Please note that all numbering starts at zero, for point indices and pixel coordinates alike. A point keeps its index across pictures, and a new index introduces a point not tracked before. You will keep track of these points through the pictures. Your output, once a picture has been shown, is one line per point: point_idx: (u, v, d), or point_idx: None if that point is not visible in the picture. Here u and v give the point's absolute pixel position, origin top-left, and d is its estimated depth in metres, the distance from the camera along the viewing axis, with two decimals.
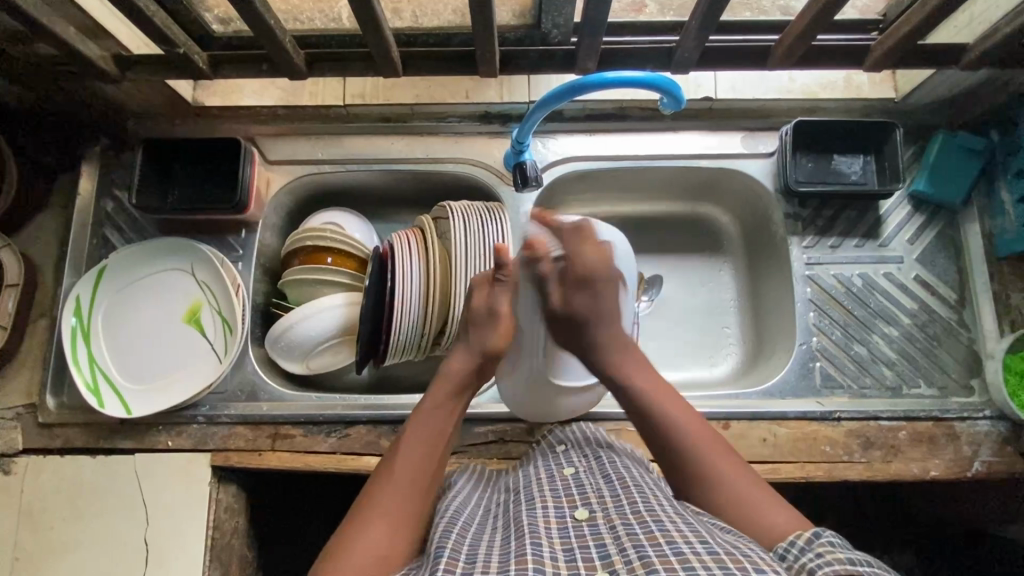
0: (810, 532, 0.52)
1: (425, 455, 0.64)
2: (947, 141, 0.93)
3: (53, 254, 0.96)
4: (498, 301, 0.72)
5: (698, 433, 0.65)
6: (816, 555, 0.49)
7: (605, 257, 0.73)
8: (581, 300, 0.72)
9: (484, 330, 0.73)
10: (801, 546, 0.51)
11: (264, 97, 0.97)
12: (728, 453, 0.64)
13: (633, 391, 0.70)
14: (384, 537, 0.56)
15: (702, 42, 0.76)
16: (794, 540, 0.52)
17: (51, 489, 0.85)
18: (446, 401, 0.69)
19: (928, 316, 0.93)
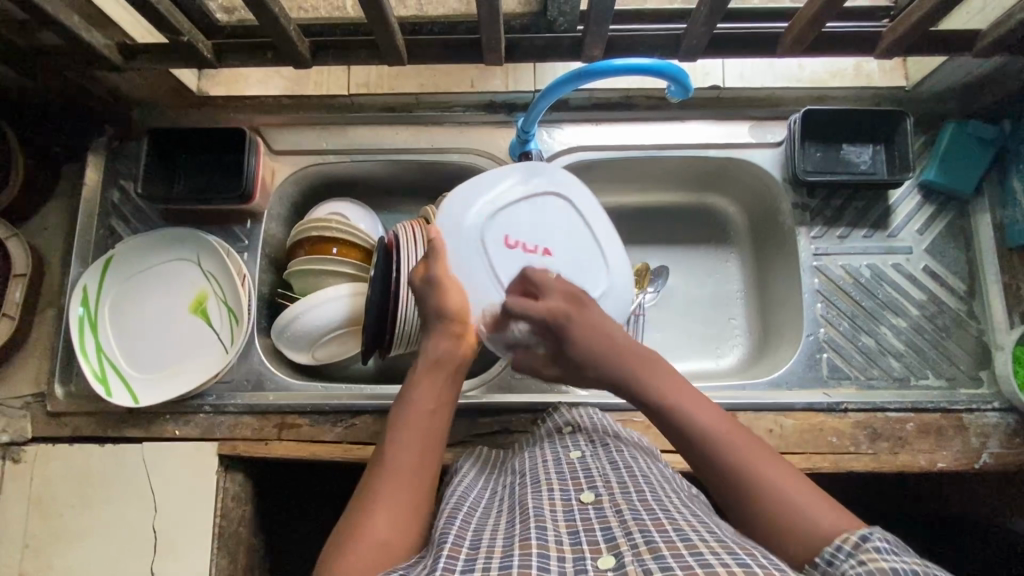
0: (859, 536, 0.48)
1: (422, 438, 0.62)
2: (958, 130, 0.92)
3: (61, 244, 0.97)
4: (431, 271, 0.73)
5: (740, 445, 0.58)
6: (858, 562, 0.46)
7: (567, 297, 0.72)
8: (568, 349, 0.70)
9: (428, 300, 0.73)
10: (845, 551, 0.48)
11: (268, 85, 0.99)
12: (774, 464, 0.56)
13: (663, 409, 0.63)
14: (385, 524, 0.55)
15: (710, 29, 0.75)
16: (840, 544, 0.48)
17: (60, 477, 0.86)
18: (437, 381, 0.67)
19: (937, 308, 0.92)
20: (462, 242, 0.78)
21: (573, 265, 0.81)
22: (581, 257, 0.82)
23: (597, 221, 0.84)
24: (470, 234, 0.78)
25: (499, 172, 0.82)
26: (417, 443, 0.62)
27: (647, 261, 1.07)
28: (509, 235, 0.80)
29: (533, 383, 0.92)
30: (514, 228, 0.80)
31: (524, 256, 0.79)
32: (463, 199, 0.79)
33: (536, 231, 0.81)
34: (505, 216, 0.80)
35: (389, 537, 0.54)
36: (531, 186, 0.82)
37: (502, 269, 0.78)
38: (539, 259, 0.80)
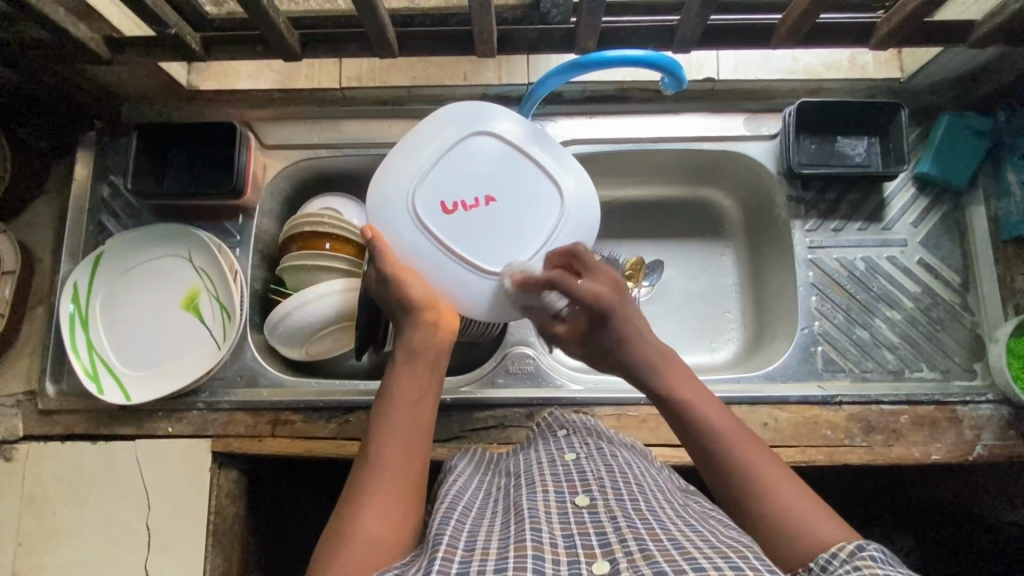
0: (853, 545, 0.49)
1: (405, 428, 0.63)
2: (954, 122, 0.92)
3: (50, 240, 0.96)
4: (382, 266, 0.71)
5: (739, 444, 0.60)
6: (853, 566, 0.46)
7: (613, 285, 0.70)
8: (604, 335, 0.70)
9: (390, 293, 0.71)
10: (841, 558, 0.48)
11: (259, 80, 0.97)
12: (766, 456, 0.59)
13: (666, 391, 0.66)
14: (377, 521, 0.55)
15: (703, 21, 0.75)
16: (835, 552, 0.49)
17: (52, 475, 0.86)
18: (417, 373, 0.66)
19: (931, 300, 0.92)
20: (396, 224, 0.73)
21: (522, 204, 0.74)
22: (531, 194, 0.74)
23: (541, 149, 0.76)
24: (401, 213, 0.73)
25: (419, 131, 0.76)
26: (404, 431, 0.62)
27: (642, 255, 1.07)
28: (444, 199, 0.74)
29: (528, 376, 0.91)
30: (448, 185, 0.74)
31: (467, 213, 0.73)
32: (387, 178, 0.74)
33: (471, 181, 0.74)
34: (435, 178, 0.74)
35: (381, 533, 0.54)
36: (455, 136, 0.75)
37: (448, 236, 0.73)
38: (483, 210, 0.74)
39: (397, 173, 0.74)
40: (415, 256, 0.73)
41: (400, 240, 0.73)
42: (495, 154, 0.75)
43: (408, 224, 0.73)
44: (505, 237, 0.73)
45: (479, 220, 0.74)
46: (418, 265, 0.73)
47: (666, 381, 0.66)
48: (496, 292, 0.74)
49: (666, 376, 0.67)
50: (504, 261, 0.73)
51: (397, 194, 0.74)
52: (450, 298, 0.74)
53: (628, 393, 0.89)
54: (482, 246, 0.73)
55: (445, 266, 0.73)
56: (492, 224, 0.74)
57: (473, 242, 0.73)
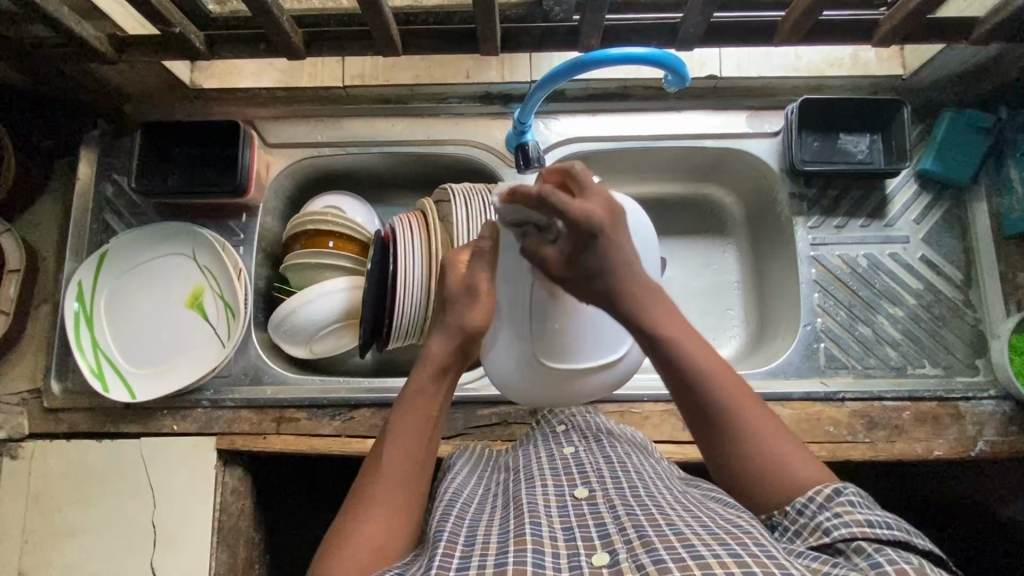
0: (831, 488, 0.51)
1: (414, 448, 0.60)
2: (956, 119, 0.92)
3: (55, 239, 0.96)
4: (478, 277, 0.65)
5: (724, 388, 0.58)
6: (833, 515, 0.49)
7: (608, 207, 0.58)
8: (590, 257, 0.58)
9: (459, 306, 0.66)
10: (816, 505, 0.50)
11: (261, 78, 0.96)
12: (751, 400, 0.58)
13: (643, 325, 0.60)
14: (378, 533, 0.55)
15: (706, 18, 0.75)
16: (811, 495, 0.51)
17: (57, 473, 0.86)
18: (435, 390, 0.63)
19: (933, 296, 0.92)
20: (509, 256, 0.68)
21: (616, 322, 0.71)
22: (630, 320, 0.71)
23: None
24: (523, 257, 0.68)
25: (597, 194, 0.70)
26: (409, 451, 0.60)
27: None
28: None
29: None
30: None
31: (565, 299, 0.69)
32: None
33: None
34: None
35: (382, 544, 0.54)
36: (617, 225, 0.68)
37: (534, 309, 0.69)
38: (576, 304, 0.69)
39: None
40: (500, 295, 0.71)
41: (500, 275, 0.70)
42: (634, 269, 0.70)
43: (522, 272, 0.68)
44: (578, 342, 0.71)
45: (568, 312, 0.69)
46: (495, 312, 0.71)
47: (643, 312, 0.60)
48: (523, 372, 0.73)
49: (636, 300, 0.60)
50: (558, 358, 0.72)
51: None
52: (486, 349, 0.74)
53: (632, 390, 0.89)
54: (554, 334, 0.71)
55: (508, 328, 0.71)
56: (575, 326, 0.70)
57: (549, 331, 0.70)
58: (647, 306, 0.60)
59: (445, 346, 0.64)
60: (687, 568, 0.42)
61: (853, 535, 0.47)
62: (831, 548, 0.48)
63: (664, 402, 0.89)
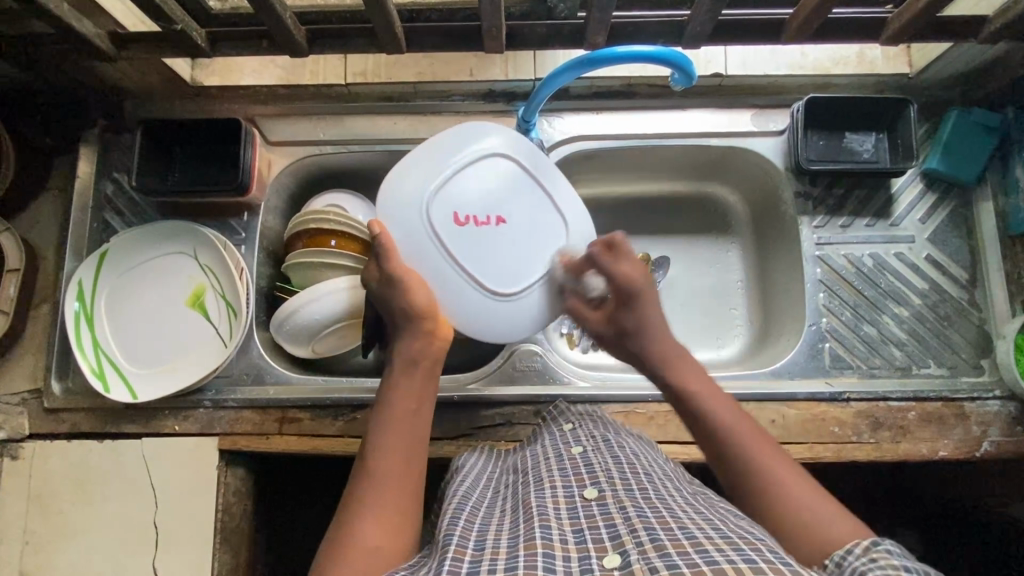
0: (869, 541, 0.49)
1: (403, 441, 0.62)
2: (962, 118, 0.91)
3: (53, 238, 0.95)
4: (389, 268, 0.71)
5: (751, 444, 0.60)
6: (870, 559, 0.47)
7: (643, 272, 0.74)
8: (627, 315, 0.72)
9: (392, 298, 0.71)
10: (854, 552, 0.48)
11: (262, 75, 0.97)
12: (780, 459, 0.59)
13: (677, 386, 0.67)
14: (376, 530, 0.55)
15: (714, 16, 0.74)
16: (852, 548, 0.49)
17: (58, 474, 0.85)
18: (414, 382, 0.66)
19: (939, 296, 0.92)
20: (405, 231, 0.76)
21: (530, 227, 0.80)
22: (538, 222, 0.81)
23: (550, 180, 0.82)
24: (416, 217, 0.76)
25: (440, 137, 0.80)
26: (400, 444, 0.62)
27: (648, 251, 1.06)
28: (460, 211, 0.78)
29: (536, 373, 0.90)
30: (461, 197, 0.78)
31: (477, 229, 0.78)
32: (403, 177, 0.77)
33: (488, 200, 0.79)
34: (449, 189, 0.78)
35: (381, 542, 0.54)
36: (470, 152, 0.79)
37: (459, 249, 0.77)
38: (492, 228, 0.79)
39: (411, 175, 0.77)
40: (418, 262, 0.76)
41: (405, 246, 0.76)
42: (508, 176, 0.80)
43: (424, 232, 0.76)
44: (519, 265, 0.79)
45: (487, 235, 0.78)
46: (430, 277, 0.76)
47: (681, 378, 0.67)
48: (495, 312, 0.79)
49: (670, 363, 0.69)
50: (510, 281, 0.79)
51: (412, 199, 0.76)
52: (453, 312, 0.78)
53: (636, 390, 0.89)
54: (485, 263, 0.78)
55: (450, 279, 0.77)
56: (501, 243, 0.79)
57: (484, 261, 0.78)
58: (679, 365, 0.69)
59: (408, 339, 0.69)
60: (701, 572, 0.41)
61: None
62: None
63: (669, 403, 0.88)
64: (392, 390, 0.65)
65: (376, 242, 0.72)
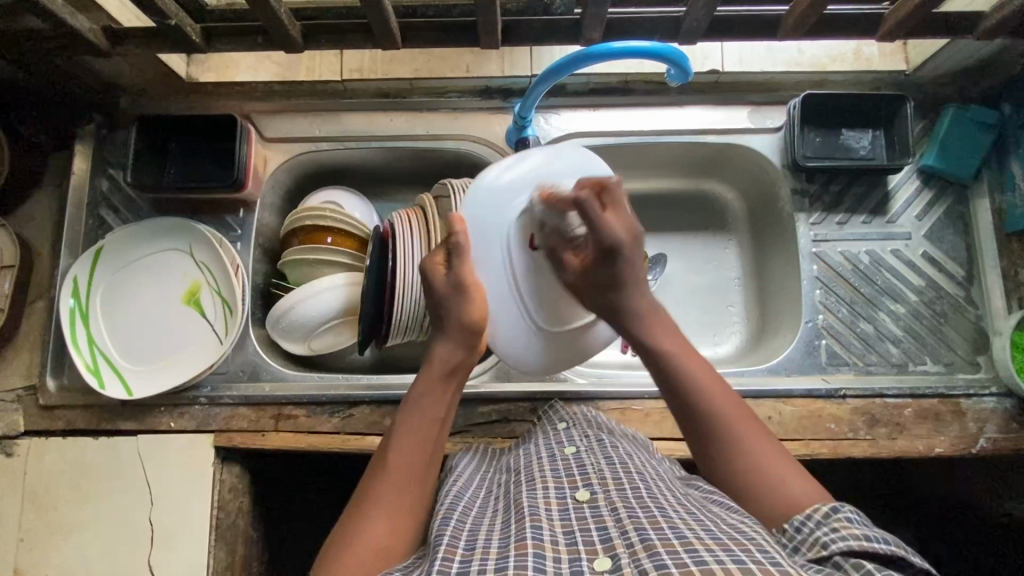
0: (828, 506, 0.51)
1: (419, 444, 0.62)
2: (958, 115, 0.91)
3: (48, 234, 0.94)
4: (461, 273, 0.68)
5: (727, 415, 0.60)
6: (831, 530, 0.48)
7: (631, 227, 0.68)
8: (607, 269, 0.68)
9: (452, 305, 0.68)
10: (816, 520, 0.50)
11: (259, 72, 0.95)
12: (757, 434, 0.59)
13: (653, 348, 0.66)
14: (382, 531, 0.55)
15: (710, 11, 0.74)
16: (809, 513, 0.51)
17: (53, 471, 0.85)
18: (440, 389, 0.66)
19: (935, 293, 0.92)
20: (483, 236, 0.72)
21: None
22: None
23: None
24: (498, 228, 0.73)
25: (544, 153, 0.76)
26: (416, 447, 0.61)
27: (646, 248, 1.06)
28: (542, 237, 0.74)
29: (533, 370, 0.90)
30: None
31: (552, 260, 0.75)
32: (493, 188, 0.73)
33: None
34: (540, 213, 0.74)
35: (386, 543, 0.54)
36: (572, 181, 0.76)
37: (526, 274, 0.74)
38: None
39: (506, 183, 0.73)
40: (484, 278, 0.73)
41: (477, 262, 0.72)
42: None
43: (501, 247, 0.73)
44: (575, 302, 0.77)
45: (557, 269, 0.76)
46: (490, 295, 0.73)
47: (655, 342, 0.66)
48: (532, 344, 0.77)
49: (647, 327, 0.68)
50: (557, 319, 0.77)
51: (501, 209, 0.73)
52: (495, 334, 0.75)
53: (632, 386, 0.89)
54: (543, 294, 0.75)
55: (506, 302, 0.74)
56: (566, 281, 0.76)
57: (545, 294, 0.75)
58: (653, 328, 0.67)
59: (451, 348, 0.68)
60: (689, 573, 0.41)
61: (852, 549, 0.46)
62: (828, 563, 0.47)
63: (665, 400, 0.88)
64: (419, 395, 0.65)
65: (453, 241, 0.69)
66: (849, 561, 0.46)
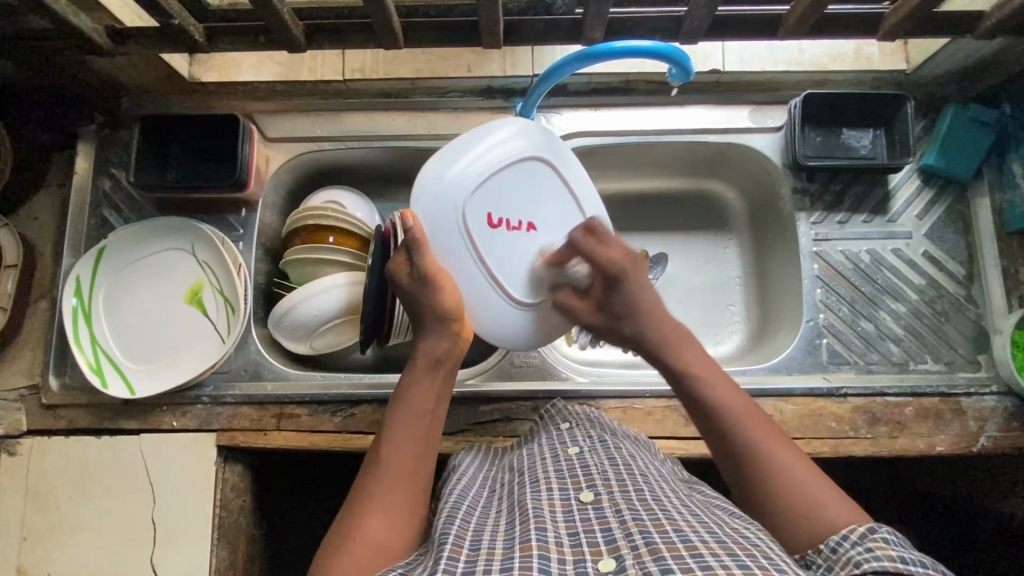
0: (865, 527, 0.50)
1: (415, 439, 0.62)
2: (959, 114, 0.91)
3: (51, 234, 0.95)
4: (423, 265, 0.68)
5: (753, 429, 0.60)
6: (866, 550, 0.48)
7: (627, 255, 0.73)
8: (616, 301, 0.72)
9: (422, 297, 0.68)
10: (853, 539, 0.49)
11: (261, 71, 0.95)
12: (788, 448, 0.59)
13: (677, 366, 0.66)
14: (381, 528, 0.55)
15: (711, 11, 0.74)
16: (845, 533, 0.50)
17: (56, 470, 0.85)
18: (431, 382, 0.66)
19: (936, 292, 0.92)
20: (438, 227, 0.73)
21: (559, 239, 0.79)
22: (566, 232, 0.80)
23: (575, 181, 0.80)
24: (451, 215, 0.72)
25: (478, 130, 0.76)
26: (411, 442, 0.62)
27: (646, 248, 1.06)
28: (495, 213, 0.75)
29: (534, 370, 0.90)
30: (497, 199, 0.75)
31: (510, 233, 0.76)
32: (437, 180, 0.73)
33: (522, 204, 0.77)
34: (485, 191, 0.74)
35: (386, 540, 0.55)
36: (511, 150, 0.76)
37: (490, 252, 0.74)
38: (523, 234, 0.77)
39: (447, 169, 0.73)
40: (452, 267, 0.74)
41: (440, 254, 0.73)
42: (540, 180, 0.78)
43: (457, 233, 0.73)
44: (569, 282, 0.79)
45: (517, 241, 0.76)
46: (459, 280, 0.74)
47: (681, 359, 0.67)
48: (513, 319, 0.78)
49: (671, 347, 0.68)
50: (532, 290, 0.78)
51: (449, 195, 0.72)
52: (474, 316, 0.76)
53: (633, 385, 0.89)
54: (514, 273, 0.76)
55: (476, 283, 0.75)
56: (531, 251, 0.77)
57: (512, 267, 0.76)
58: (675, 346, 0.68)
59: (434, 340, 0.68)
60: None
61: (884, 570, 0.45)
62: None
63: (666, 398, 0.88)
64: (408, 387, 0.66)
65: (409, 235, 0.68)
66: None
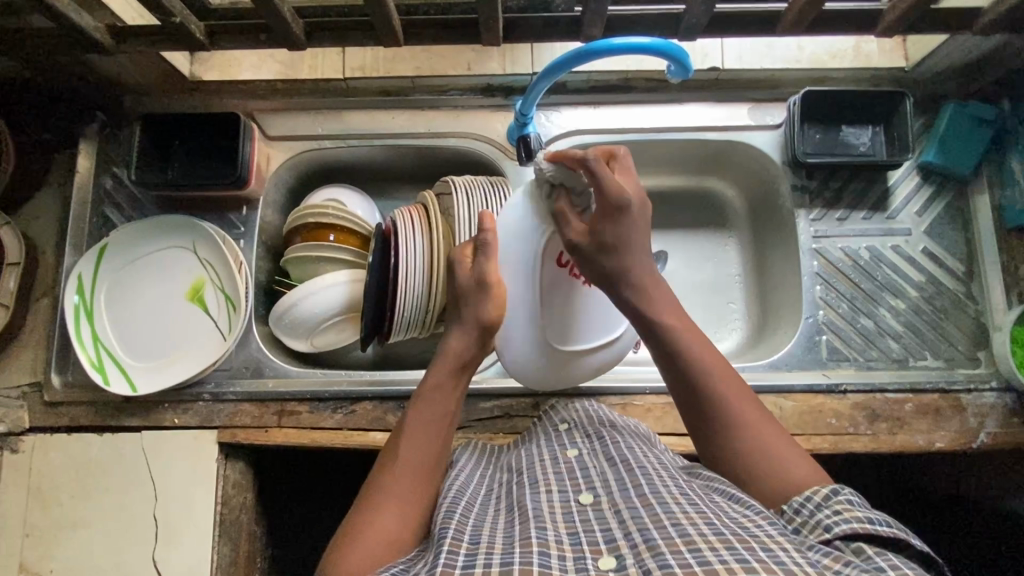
0: (827, 488, 0.52)
1: (430, 440, 0.62)
2: (957, 111, 0.92)
3: (52, 232, 0.95)
4: (486, 270, 0.69)
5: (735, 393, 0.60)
6: (833, 513, 0.49)
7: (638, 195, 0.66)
8: (612, 231, 0.65)
9: (473, 300, 0.69)
10: (816, 502, 0.51)
11: (262, 70, 0.96)
12: (764, 417, 0.60)
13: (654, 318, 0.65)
14: (392, 523, 0.55)
15: (710, 7, 0.74)
16: (810, 494, 0.52)
17: (58, 467, 0.86)
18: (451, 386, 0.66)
19: (936, 289, 0.92)
20: (511, 244, 0.72)
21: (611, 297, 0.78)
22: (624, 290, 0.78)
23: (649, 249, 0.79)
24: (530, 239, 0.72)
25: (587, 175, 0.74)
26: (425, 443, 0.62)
27: None
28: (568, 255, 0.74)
29: None
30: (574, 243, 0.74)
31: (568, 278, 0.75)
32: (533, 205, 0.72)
33: None
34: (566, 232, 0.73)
35: (397, 533, 0.55)
36: None
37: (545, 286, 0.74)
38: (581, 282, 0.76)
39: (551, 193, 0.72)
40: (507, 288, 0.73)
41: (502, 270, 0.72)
42: None
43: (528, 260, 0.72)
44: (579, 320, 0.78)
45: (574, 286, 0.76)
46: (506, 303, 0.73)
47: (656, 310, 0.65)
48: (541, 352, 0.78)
49: (647, 299, 0.65)
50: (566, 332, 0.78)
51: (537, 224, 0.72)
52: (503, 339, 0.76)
53: (634, 382, 0.89)
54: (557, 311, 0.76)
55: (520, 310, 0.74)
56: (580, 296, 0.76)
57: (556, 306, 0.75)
58: (653, 294, 0.66)
59: (464, 343, 0.68)
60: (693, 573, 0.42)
61: (854, 532, 0.47)
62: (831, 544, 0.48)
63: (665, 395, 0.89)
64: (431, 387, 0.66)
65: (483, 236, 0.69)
66: (850, 542, 0.47)
